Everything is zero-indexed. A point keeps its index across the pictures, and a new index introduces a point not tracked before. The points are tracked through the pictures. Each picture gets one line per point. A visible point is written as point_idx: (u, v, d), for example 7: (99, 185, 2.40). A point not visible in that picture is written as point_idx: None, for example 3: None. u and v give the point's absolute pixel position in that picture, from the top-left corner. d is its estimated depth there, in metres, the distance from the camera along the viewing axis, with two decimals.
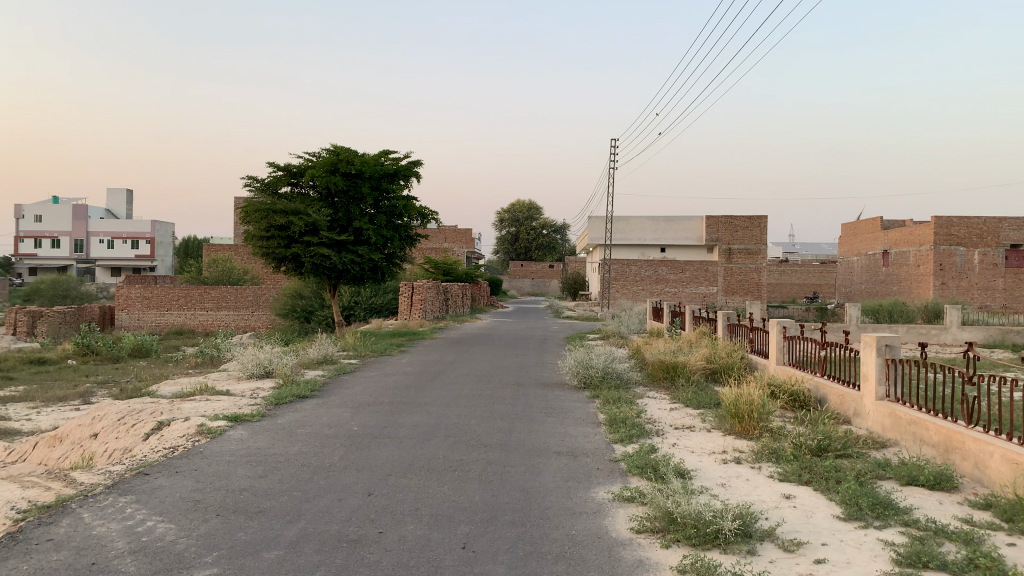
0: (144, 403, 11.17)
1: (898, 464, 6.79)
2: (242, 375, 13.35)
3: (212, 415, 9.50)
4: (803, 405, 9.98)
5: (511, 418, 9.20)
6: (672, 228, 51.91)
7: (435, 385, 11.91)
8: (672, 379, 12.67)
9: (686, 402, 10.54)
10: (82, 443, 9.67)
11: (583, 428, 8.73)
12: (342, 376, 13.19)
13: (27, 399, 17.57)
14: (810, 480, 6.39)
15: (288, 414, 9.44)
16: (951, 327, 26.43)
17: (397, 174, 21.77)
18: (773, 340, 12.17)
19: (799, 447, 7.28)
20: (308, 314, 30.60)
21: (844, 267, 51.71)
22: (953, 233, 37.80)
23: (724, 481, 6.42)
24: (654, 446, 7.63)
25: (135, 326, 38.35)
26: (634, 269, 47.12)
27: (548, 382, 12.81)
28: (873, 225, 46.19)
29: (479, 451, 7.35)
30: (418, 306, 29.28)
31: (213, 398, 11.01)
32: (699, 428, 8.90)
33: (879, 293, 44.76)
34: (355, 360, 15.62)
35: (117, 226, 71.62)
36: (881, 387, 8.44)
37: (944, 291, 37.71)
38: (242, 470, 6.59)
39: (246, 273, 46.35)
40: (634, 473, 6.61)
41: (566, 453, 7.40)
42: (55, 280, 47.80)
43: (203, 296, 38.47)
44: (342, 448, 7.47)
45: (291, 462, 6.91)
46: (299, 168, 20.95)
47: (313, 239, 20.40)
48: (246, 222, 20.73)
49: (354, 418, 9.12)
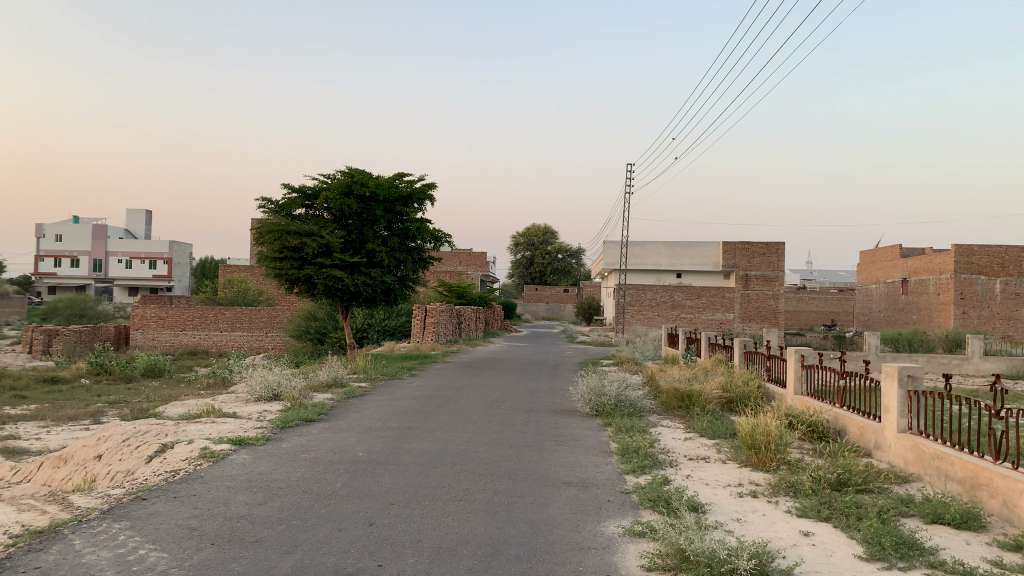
0: (150, 425, 11.04)
1: (922, 501, 6.50)
2: (251, 397, 13.23)
3: (217, 438, 9.36)
4: (822, 436, 9.69)
5: (521, 446, 8.99)
6: (688, 253, 51.64)
7: (444, 410, 11.73)
8: (687, 407, 12.40)
9: (700, 432, 10.28)
10: (86, 465, 9.53)
11: (595, 458, 8.49)
12: (351, 400, 13.03)
13: (38, 418, 17.52)
14: (830, 517, 6.12)
15: (294, 439, 9.28)
16: (973, 357, 25.94)
17: (411, 197, 21.74)
18: (790, 369, 11.89)
19: (817, 481, 7.01)
20: (321, 336, 30.52)
21: (862, 295, 51.16)
22: (974, 261, 37.27)
23: (739, 516, 6.17)
24: (666, 477, 7.39)
25: (149, 346, 38.45)
26: (649, 294, 47.28)
27: (560, 408, 12.59)
28: (892, 252, 45.71)
29: (486, 481, 7.14)
30: (431, 330, 29.14)
31: (220, 421, 10.87)
32: (714, 459, 8.64)
33: (899, 321, 44.15)
34: (365, 383, 15.49)
35: (135, 246, 72.31)
36: (903, 419, 8.15)
37: (965, 321, 37.14)
38: (241, 497, 6.41)
39: (261, 294, 46.50)
40: (646, 506, 6.37)
41: (576, 484, 7.17)
42: (73, 299, 48.15)
43: (217, 316, 38.57)
44: (345, 475, 7.29)
45: (292, 488, 6.73)
46: (313, 189, 20.97)
47: (325, 260, 20.35)
48: (259, 243, 20.73)
49: (360, 443, 8.94)
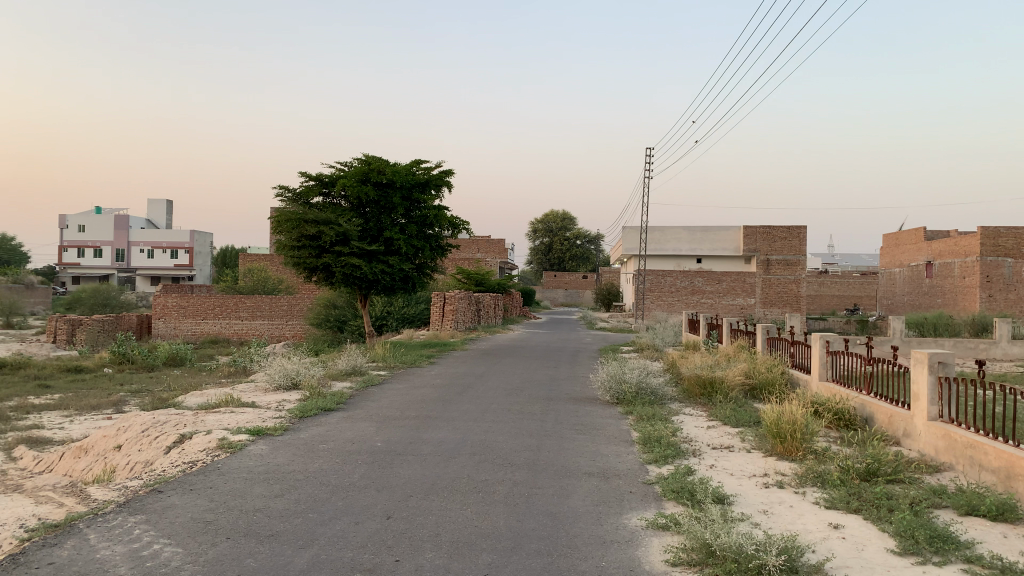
0: (169, 415, 11.02)
1: (955, 491, 6.30)
2: (269, 386, 13.19)
3: (235, 428, 9.31)
4: (848, 424, 9.48)
5: (541, 435, 8.87)
6: (708, 238, 51.14)
7: (463, 398, 11.61)
8: (709, 395, 12.20)
9: (723, 420, 10.10)
10: (106, 455, 9.52)
11: (617, 448, 8.34)
12: (370, 388, 12.96)
13: (62, 407, 17.66)
14: (860, 509, 5.93)
15: (311, 429, 9.21)
16: (1000, 342, 25.52)
17: (428, 184, 21.60)
18: (815, 355, 11.65)
19: (846, 471, 6.81)
20: (340, 324, 30.57)
21: (885, 279, 50.51)
22: (1000, 244, 36.60)
23: (766, 508, 6.00)
24: (690, 467, 7.23)
25: (171, 334, 38.73)
26: (669, 280, 46.96)
27: (580, 396, 12.44)
28: (916, 236, 45.01)
29: (506, 471, 7.02)
30: (450, 317, 29.10)
31: (238, 411, 10.83)
32: (739, 448, 8.46)
33: (923, 305, 43.50)
34: (384, 371, 15.44)
35: (157, 236, 72.88)
36: (933, 407, 7.92)
37: (992, 304, 36.51)
38: (257, 489, 6.34)
39: (281, 283, 46.68)
40: (670, 497, 6.22)
41: (597, 474, 7.04)
42: (96, 288, 48.59)
43: (238, 305, 38.76)
44: (364, 466, 7.20)
45: (309, 480, 6.65)
46: (331, 177, 20.90)
47: (343, 249, 20.31)
48: (277, 232, 20.71)
49: (378, 433, 8.86)
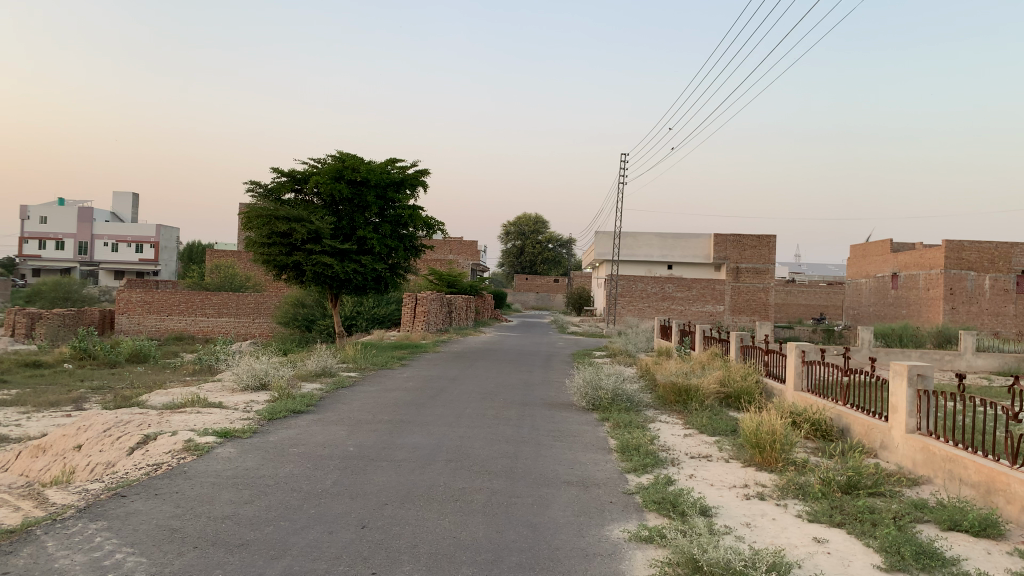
0: (132, 413, 10.67)
1: (936, 506, 6.25)
2: (237, 387, 12.87)
3: (202, 429, 9.03)
4: (825, 434, 9.46)
5: (517, 441, 8.71)
6: (679, 245, 51.38)
7: (437, 402, 11.42)
8: (685, 402, 12.15)
9: (699, 428, 10.03)
10: (65, 455, 9.16)
11: (594, 455, 8.21)
12: (341, 390, 12.71)
13: (19, 404, 17.08)
14: (844, 523, 5.86)
15: (281, 432, 8.97)
16: (965, 353, 25.89)
17: (403, 183, 21.35)
18: (790, 365, 11.63)
19: (826, 483, 6.75)
20: (309, 323, 30.15)
21: (852, 289, 51.11)
22: (964, 257, 37.24)
23: (749, 520, 5.90)
24: (670, 477, 7.11)
25: (134, 330, 37.88)
26: (640, 286, 47.11)
27: (555, 402, 12.31)
28: (883, 247, 45.65)
29: (483, 479, 6.85)
30: (421, 318, 28.84)
31: (205, 411, 10.52)
32: (717, 458, 8.39)
33: (888, 316, 44.11)
34: (354, 373, 15.18)
35: (122, 229, 71.49)
36: (911, 420, 7.91)
37: (955, 316, 37.13)
38: (226, 495, 6.09)
39: (249, 280, 45.98)
40: (652, 509, 6.10)
41: (576, 483, 6.91)
42: (57, 282, 47.42)
43: (204, 302, 38.08)
44: (336, 472, 6.98)
45: (279, 486, 6.41)
46: (304, 173, 20.56)
47: (315, 247, 19.97)
48: (248, 228, 20.31)
49: (351, 437, 8.63)
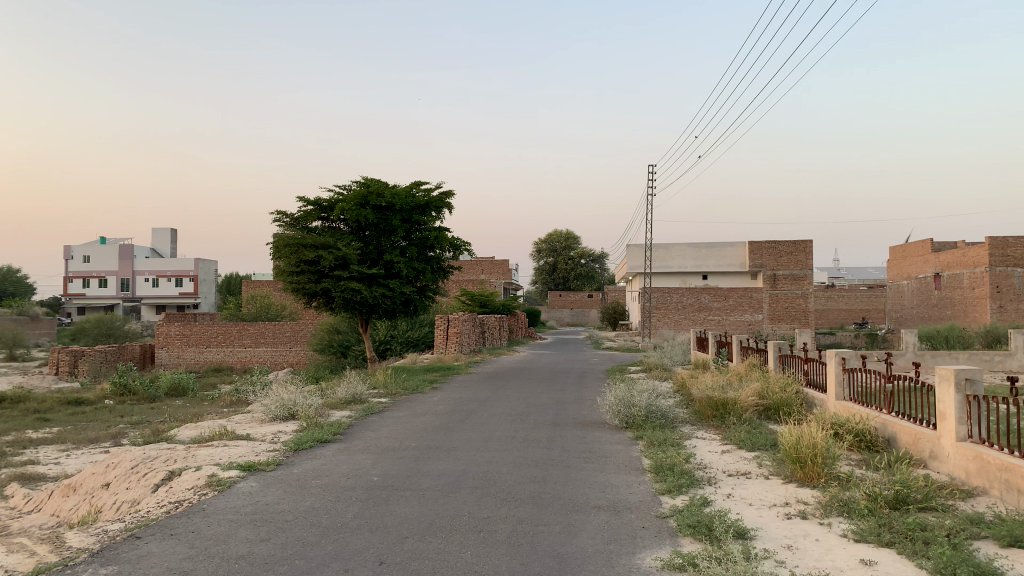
0: (160, 449, 10.58)
1: (993, 521, 5.82)
2: (266, 417, 12.74)
3: (227, 463, 8.89)
4: (870, 446, 9.01)
5: (547, 464, 8.44)
6: (713, 254, 50.63)
7: (466, 427, 11.18)
8: (722, 416, 11.72)
9: (738, 444, 9.64)
10: (93, 494, 9.08)
11: (628, 477, 7.89)
12: (370, 417, 12.52)
13: (59, 442, 17.21)
14: (892, 542, 5.46)
15: (306, 463, 8.79)
16: (1016, 353, 24.94)
17: (428, 206, 21.30)
18: (831, 374, 11.18)
19: (873, 498, 6.32)
20: (344, 349, 30.20)
21: (893, 291, 49.84)
22: (1009, 254, 36.08)
23: (791, 543, 5.55)
24: (706, 498, 6.78)
25: (175, 363, 38.39)
26: (675, 298, 46.56)
27: (588, 421, 11.98)
28: (923, 247, 44.50)
29: (510, 507, 6.59)
30: (454, 340, 28.67)
31: (232, 444, 10.40)
32: (756, 474, 8.01)
33: (933, 317, 42.89)
34: (385, 398, 15.00)
35: (161, 264, 72.81)
36: (962, 427, 7.46)
37: (1003, 315, 35.92)
38: (242, 533, 5.90)
39: (284, 309, 46.34)
40: (686, 533, 5.77)
41: (606, 508, 6.61)
42: (99, 319, 48.31)
43: (241, 332, 38.41)
44: (358, 504, 6.76)
45: (299, 522, 6.21)
46: (329, 201, 20.57)
47: (343, 273, 19.94)
48: (276, 257, 20.34)
49: (376, 466, 8.43)
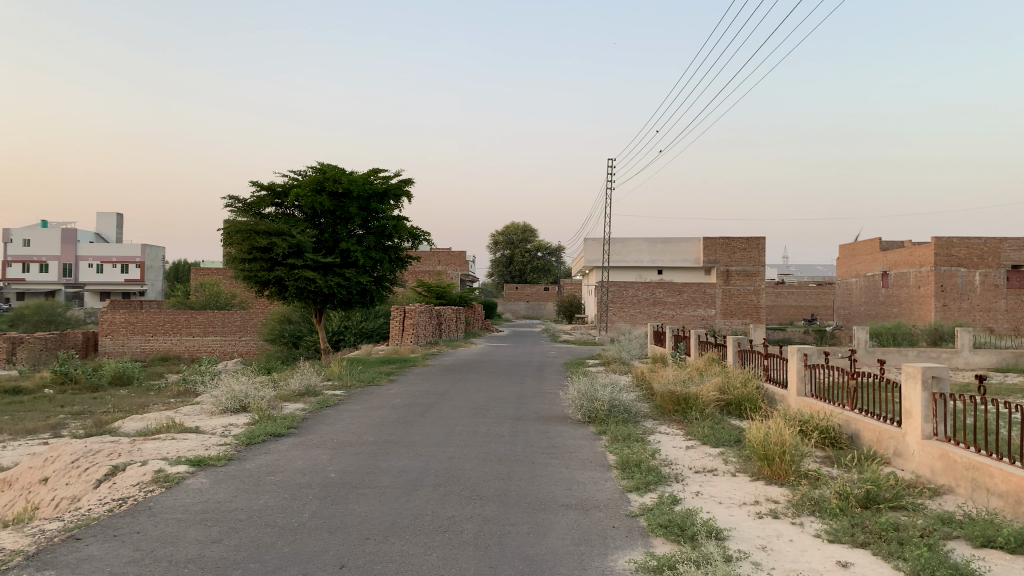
0: (103, 442, 10.05)
1: (964, 520, 5.77)
2: (215, 410, 12.27)
3: (175, 458, 8.45)
4: (834, 442, 8.99)
5: (510, 460, 8.20)
6: (669, 249, 51.03)
7: (426, 420, 10.89)
8: (684, 411, 11.65)
9: (702, 439, 9.54)
10: (30, 490, 8.56)
11: (594, 474, 7.71)
12: (325, 410, 12.15)
13: None
14: (867, 543, 5.37)
15: (259, 458, 8.42)
16: (962, 351, 25.54)
17: (386, 193, 20.89)
18: (792, 369, 11.16)
19: (844, 497, 6.24)
20: (296, 340, 29.58)
21: (842, 289, 50.85)
22: (953, 254, 37.02)
23: (764, 544, 5.41)
24: (675, 496, 6.63)
25: (119, 352, 37.27)
26: (631, 292, 46.75)
27: (549, 415, 11.78)
28: (872, 246, 45.43)
29: (475, 505, 6.34)
30: (410, 331, 28.31)
31: (180, 437, 9.95)
32: (722, 472, 7.90)
33: (880, 315, 43.86)
34: (340, 391, 14.61)
35: (107, 250, 70.65)
36: (927, 425, 7.43)
37: (946, 313, 36.86)
38: (192, 534, 5.54)
39: (234, 298, 45.30)
40: (658, 534, 5.59)
41: (575, 507, 6.40)
42: (40, 305, 46.62)
43: (189, 321, 37.41)
44: (315, 502, 6.43)
45: (252, 521, 5.87)
46: (284, 187, 20.01)
47: (296, 261, 19.42)
48: (227, 244, 19.71)
49: (333, 462, 8.11)
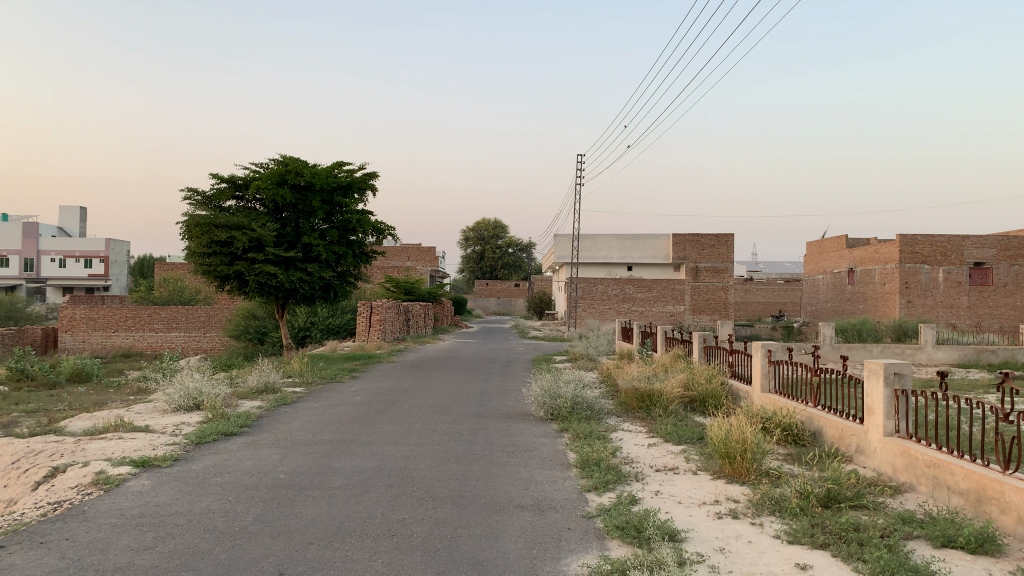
0: (46, 442, 9.64)
1: (924, 519, 5.67)
2: (168, 408, 11.88)
3: (118, 458, 8.10)
4: (796, 439, 8.89)
5: (468, 460, 7.99)
6: (638, 246, 51.10)
7: (385, 418, 10.64)
8: (648, 408, 11.52)
9: (664, 437, 9.40)
10: None
11: (552, 473, 7.53)
12: (282, 408, 11.83)
13: None
14: (827, 543, 5.23)
15: (208, 458, 8.10)
16: (926, 347, 25.81)
17: (351, 187, 20.56)
18: (756, 366, 11.06)
19: (805, 496, 6.10)
20: (261, 336, 29.11)
21: (809, 285, 51.27)
22: (918, 251, 37.45)
23: (722, 545, 5.26)
24: (634, 496, 6.46)
25: (79, 348, 36.40)
26: (601, 288, 46.71)
27: (512, 413, 11.58)
28: (838, 243, 45.89)
29: (427, 507, 6.12)
30: (377, 328, 27.95)
31: (127, 437, 9.57)
32: (683, 470, 7.76)
33: (846, 311, 44.30)
34: (300, 388, 14.27)
35: (69, 244, 69.02)
36: (889, 422, 7.35)
37: (911, 310, 37.31)
38: (125, 540, 5.25)
39: (199, 294, 44.47)
40: (614, 536, 5.41)
41: (530, 508, 6.21)
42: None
43: (152, 317, 36.64)
44: (259, 505, 6.17)
45: (191, 526, 5.60)
46: (244, 179, 19.60)
47: (257, 255, 19.01)
48: (185, 238, 19.23)
49: (284, 462, 7.83)
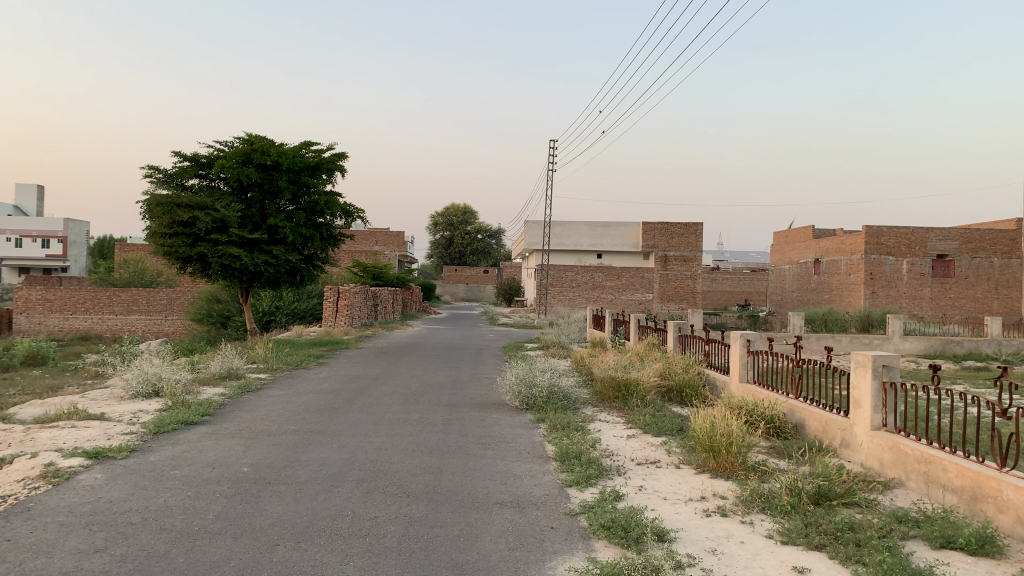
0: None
1: (920, 518, 5.47)
2: (125, 395, 11.33)
3: (69, 449, 7.60)
4: (779, 432, 8.70)
5: (442, 452, 7.66)
6: (608, 233, 50.98)
7: (354, 407, 10.24)
8: (624, 398, 11.27)
9: (643, 428, 9.15)
10: None
11: (531, 466, 7.23)
12: (246, 395, 11.36)
13: None
14: (823, 545, 4.99)
15: (167, 450, 7.65)
16: (893, 337, 25.92)
17: (318, 167, 20.02)
18: (734, 356, 10.85)
19: (795, 492, 5.87)
20: (224, 320, 28.43)
21: (775, 276, 51.59)
22: (883, 242, 37.81)
23: (714, 546, 5.00)
24: (617, 492, 6.19)
25: (35, 330, 35.29)
26: (570, 275, 46.46)
27: (485, 402, 11.26)
28: (805, 233, 46.18)
29: (402, 505, 5.77)
30: (344, 312, 27.41)
31: (80, 426, 9.05)
32: (666, 463, 7.50)
33: (811, 301, 44.67)
34: (264, 374, 13.80)
35: (26, 223, 66.93)
36: (877, 415, 7.16)
37: (875, 301, 37.72)
38: (72, 542, 4.83)
39: (160, 276, 43.40)
40: (600, 536, 5.12)
41: (510, 505, 5.90)
42: None
43: (111, 299, 35.62)
44: (222, 502, 5.78)
45: (148, 525, 5.19)
46: (208, 158, 18.94)
47: (221, 237, 18.42)
48: (145, 217, 18.53)
49: (248, 454, 7.41)
